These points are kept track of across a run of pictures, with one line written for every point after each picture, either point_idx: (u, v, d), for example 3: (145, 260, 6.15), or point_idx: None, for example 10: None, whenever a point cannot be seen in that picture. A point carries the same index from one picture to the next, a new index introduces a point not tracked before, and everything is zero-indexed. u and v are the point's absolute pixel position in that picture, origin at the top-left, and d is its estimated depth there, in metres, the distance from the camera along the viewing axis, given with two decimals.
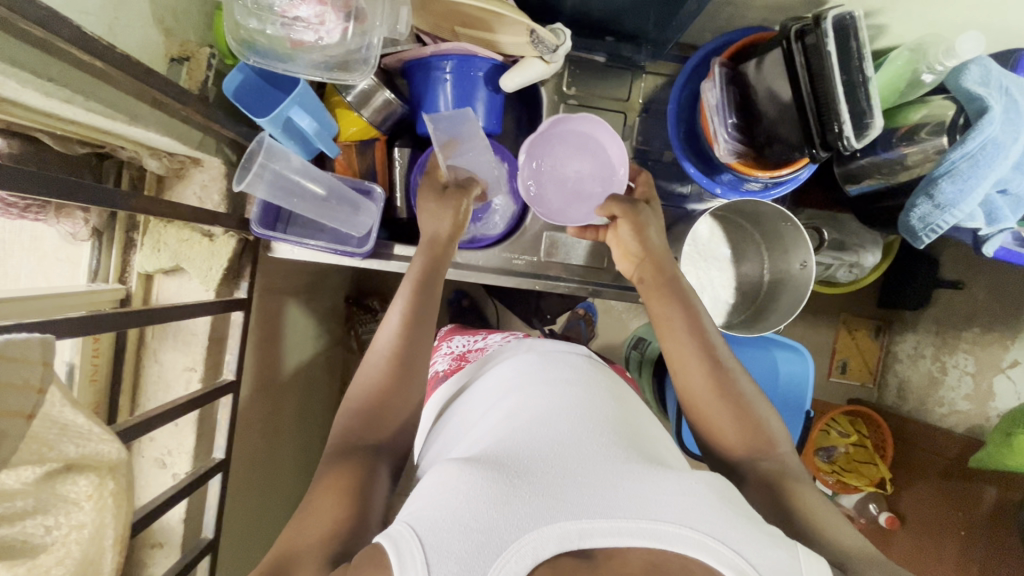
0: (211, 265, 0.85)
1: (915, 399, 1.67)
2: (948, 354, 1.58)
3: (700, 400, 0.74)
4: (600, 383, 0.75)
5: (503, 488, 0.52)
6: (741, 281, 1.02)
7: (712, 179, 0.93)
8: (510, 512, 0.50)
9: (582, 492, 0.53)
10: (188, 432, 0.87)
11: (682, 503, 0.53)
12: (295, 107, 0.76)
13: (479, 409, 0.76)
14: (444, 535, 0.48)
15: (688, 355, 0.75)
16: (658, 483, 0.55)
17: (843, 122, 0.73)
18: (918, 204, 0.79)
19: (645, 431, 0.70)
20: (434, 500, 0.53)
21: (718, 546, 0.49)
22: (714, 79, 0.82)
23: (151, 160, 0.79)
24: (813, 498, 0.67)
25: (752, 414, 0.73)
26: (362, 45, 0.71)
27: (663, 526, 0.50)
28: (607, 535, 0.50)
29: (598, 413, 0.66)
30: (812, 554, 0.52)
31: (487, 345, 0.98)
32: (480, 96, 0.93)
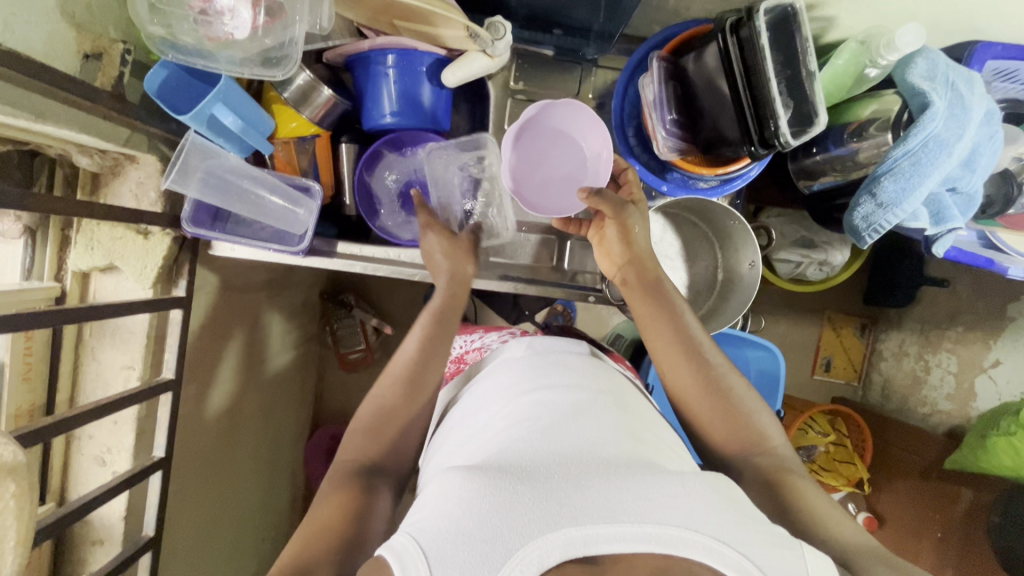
0: (146, 263, 0.85)
1: (898, 399, 1.64)
2: (931, 353, 1.54)
3: (692, 398, 0.74)
4: (601, 385, 0.73)
5: (507, 493, 0.52)
6: (694, 279, 0.99)
7: (659, 176, 0.91)
8: (514, 519, 0.49)
9: (587, 495, 0.52)
10: (127, 430, 0.87)
11: (687, 505, 0.52)
12: (218, 104, 0.75)
13: (479, 409, 0.75)
14: (449, 546, 0.48)
15: (675, 359, 0.76)
16: (662, 483, 0.54)
17: (779, 118, 0.70)
18: (861, 202, 0.77)
19: (647, 431, 0.68)
20: (438, 510, 0.52)
21: (725, 550, 0.49)
22: (652, 73, 0.80)
23: (82, 157, 0.77)
24: (814, 496, 0.66)
25: (741, 408, 0.72)
26: (285, 40, 0.71)
27: (669, 530, 0.49)
28: (612, 540, 0.49)
29: (600, 416, 0.65)
30: (819, 555, 0.52)
31: (484, 345, 0.97)
32: (424, 91, 0.91)
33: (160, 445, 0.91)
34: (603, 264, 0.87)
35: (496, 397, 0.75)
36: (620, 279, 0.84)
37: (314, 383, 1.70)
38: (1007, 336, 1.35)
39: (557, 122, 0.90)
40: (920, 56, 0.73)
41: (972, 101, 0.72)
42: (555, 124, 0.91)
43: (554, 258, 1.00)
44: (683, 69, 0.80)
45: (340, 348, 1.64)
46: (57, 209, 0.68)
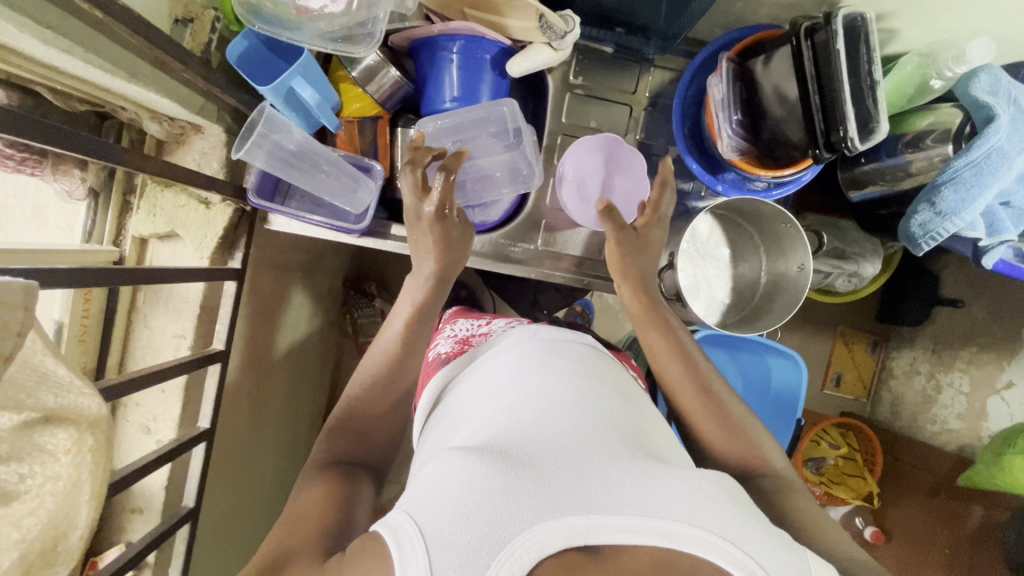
0: (206, 233, 0.84)
1: (908, 416, 1.66)
2: (943, 372, 1.56)
3: (693, 416, 0.75)
4: (607, 376, 0.74)
5: (506, 479, 0.51)
6: (738, 281, 1.01)
7: (714, 176, 0.93)
8: (515, 504, 0.50)
9: (588, 485, 0.53)
10: (174, 400, 0.87)
11: (692, 501, 0.52)
12: (298, 78, 0.75)
13: (479, 392, 0.74)
14: (449, 526, 0.48)
15: (675, 376, 0.77)
16: (665, 479, 0.55)
17: (848, 125, 0.72)
18: (919, 210, 0.79)
19: (650, 425, 0.69)
20: (438, 489, 0.52)
21: (724, 546, 0.49)
22: (720, 73, 0.81)
23: (152, 123, 0.78)
24: (820, 518, 0.65)
25: (742, 429, 0.74)
26: (368, 18, 0.72)
27: (671, 525, 0.50)
28: (614, 532, 0.49)
29: (602, 404, 0.66)
30: (820, 558, 0.51)
31: (491, 330, 0.98)
32: (487, 78, 0.93)
33: (204, 416, 0.90)
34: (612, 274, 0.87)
35: (496, 379, 0.74)
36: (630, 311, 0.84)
37: (332, 371, 1.70)
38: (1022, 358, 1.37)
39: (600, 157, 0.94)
40: (983, 72, 0.75)
41: None
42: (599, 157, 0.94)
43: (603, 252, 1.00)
44: (752, 72, 0.81)
45: (359, 337, 1.64)
46: (133, 164, 0.68)
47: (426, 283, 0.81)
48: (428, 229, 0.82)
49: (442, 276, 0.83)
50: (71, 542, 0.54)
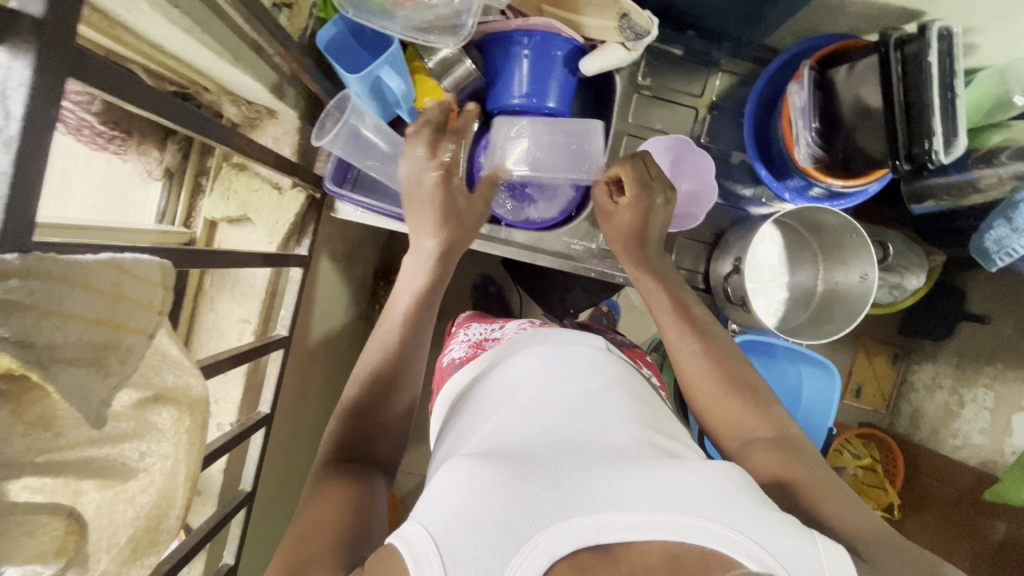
0: (277, 218, 0.84)
1: (928, 429, 1.67)
2: (967, 388, 1.56)
3: (697, 376, 0.72)
4: (617, 377, 0.73)
5: (514, 483, 0.50)
6: (794, 288, 1.02)
7: (780, 183, 0.93)
8: (525, 509, 0.49)
9: (597, 485, 0.52)
10: (237, 383, 0.87)
11: (700, 492, 0.52)
12: (385, 68, 0.75)
13: (491, 399, 0.73)
14: (459, 533, 0.47)
15: (683, 334, 0.75)
16: (673, 472, 0.54)
17: (934, 138, 0.71)
18: (996, 225, 0.79)
19: (662, 424, 0.68)
20: (447, 499, 0.51)
21: (735, 536, 0.48)
22: (802, 82, 0.82)
23: (231, 106, 0.79)
24: (829, 488, 0.60)
25: (751, 394, 0.70)
26: (462, 10, 0.72)
27: (681, 518, 0.49)
28: (624, 529, 0.49)
29: (611, 411, 0.65)
30: (831, 541, 0.50)
31: (504, 334, 0.94)
32: (557, 75, 0.93)
33: (265, 401, 0.89)
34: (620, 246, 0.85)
35: (508, 386, 0.74)
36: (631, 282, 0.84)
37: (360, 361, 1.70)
38: None
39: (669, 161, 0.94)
40: None
41: None
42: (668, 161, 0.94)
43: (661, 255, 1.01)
44: (834, 82, 0.81)
45: None
46: (239, 148, 0.64)
47: (428, 258, 0.72)
48: (433, 196, 0.73)
49: (447, 245, 0.74)
50: (171, 523, 0.51)
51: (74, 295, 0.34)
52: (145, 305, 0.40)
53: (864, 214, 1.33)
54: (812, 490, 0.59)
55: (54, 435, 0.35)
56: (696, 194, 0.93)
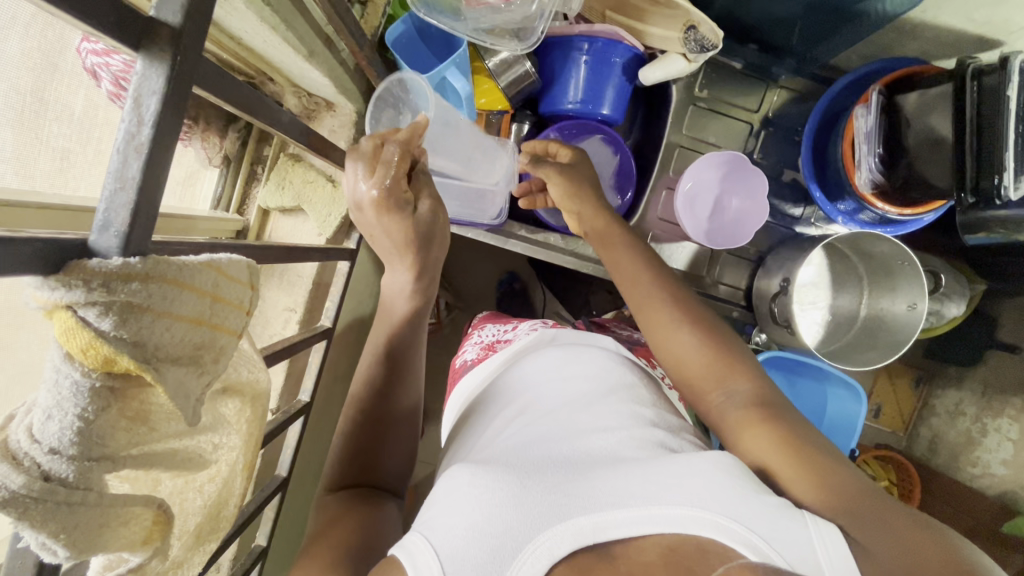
0: (330, 212, 0.85)
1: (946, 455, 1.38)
2: (991, 416, 1.27)
3: (661, 329, 0.69)
4: (617, 377, 0.71)
5: (512, 486, 0.50)
6: (836, 312, 1.01)
7: (832, 205, 0.93)
8: (523, 513, 0.48)
9: (593, 486, 0.51)
10: (279, 371, 0.89)
11: (694, 483, 0.50)
12: (453, 69, 0.75)
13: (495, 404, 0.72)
14: (460, 540, 0.46)
15: (644, 288, 0.73)
16: (667, 466, 0.53)
17: (1005, 172, 0.68)
18: None
19: (665, 420, 0.66)
20: (447, 505, 0.50)
21: (729, 524, 0.46)
22: (869, 107, 0.81)
23: (292, 97, 0.80)
24: (790, 434, 0.56)
25: (718, 342, 0.66)
26: (534, 16, 0.71)
27: (676, 510, 0.48)
28: (621, 526, 0.48)
29: (613, 412, 0.64)
30: (823, 520, 0.47)
31: (517, 335, 0.86)
32: (613, 82, 0.93)
33: (304, 390, 0.90)
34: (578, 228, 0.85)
35: (510, 390, 0.73)
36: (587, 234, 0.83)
37: None
38: None
39: (716, 176, 0.94)
40: None
41: None
42: (715, 176, 0.94)
43: (705, 269, 1.00)
44: (905, 110, 0.80)
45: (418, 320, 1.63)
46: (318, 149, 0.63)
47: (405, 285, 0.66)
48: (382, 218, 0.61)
49: (424, 274, 0.67)
50: (232, 510, 0.53)
51: (182, 297, 0.34)
52: (236, 305, 0.41)
53: (912, 240, 1.30)
54: (777, 449, 0.55)
55: (151, 429, 0.36)
56: (750, 212, 0.94)
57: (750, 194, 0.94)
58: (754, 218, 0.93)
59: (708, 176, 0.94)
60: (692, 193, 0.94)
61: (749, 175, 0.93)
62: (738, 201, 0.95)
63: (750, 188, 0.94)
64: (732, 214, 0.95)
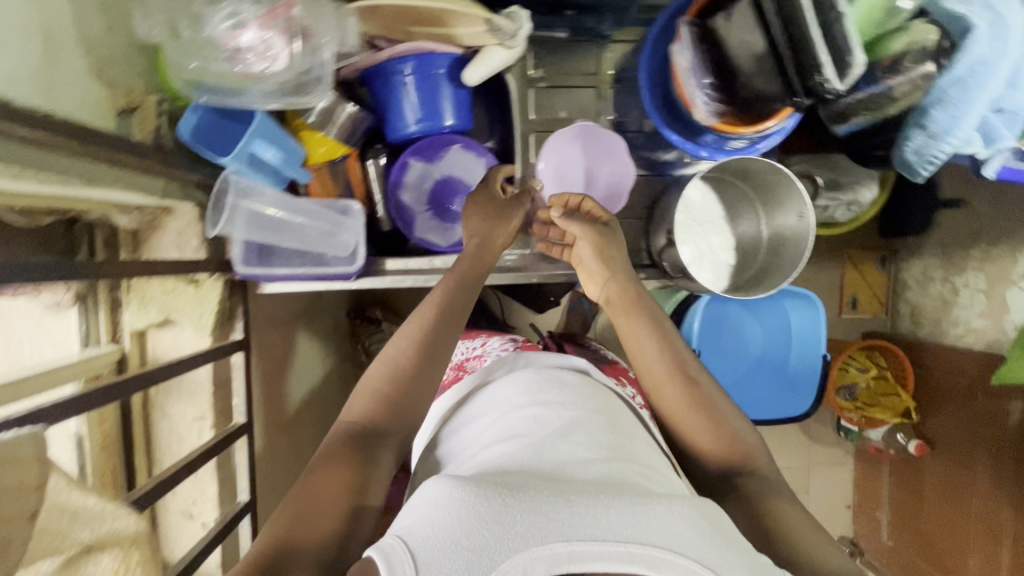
0: (202, 312, 0.83)
1: (930, 323, 1.59)
2: (957, 274, 1.49)
3: (677, 407, 0.70)
4: (602, 410, 0.68)
5: (491, 501, 0.45)
6: (740, 241, 0.99)
7: (695, 142, 0.89)
8: (496, 530, 0.43)
9: (574, 510, 0.44)
10: (209, 481, 0.87)
11: (674, 523, 0.44)
12: (257, 140, 0.72)
13: (481, 432, 0.69)
14: (432, 557, 0.42)
15: (650, 352, 0.74)
16: (651, 499, 0.46)
17: (823, 69, 0.68)
18: (913, 136, 0.76)
19: (642, 458, 0.62)
20: (424, 513, 0.46)
21: (708, 575, 0.41)
22: (684, 41, 0.79)
23: (122, 216, 0.78)
24: (793, 517, 0.60)
25: (723, 419, 0.69)
26: (315, 64, 0.70)
27: (651, 550, 0.41)
28: (597, 559, 0.41)
29: (598, 448, 0.60)
30: None
31: (487, 354, 0.92)
32: (445, 93, 0.91)
33: (242, 490, 0.89)
34: (589, 288, 0.85)
35: (492, 419, 0.69)
36: (606, 302, 0.82)
37: None
38: None
39: (576, 151, 0.93)
40: None
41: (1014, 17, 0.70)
42: (574, 151, 0.93)
43: None
44: (717, 32, 0.78)
45: None
46: (85, 272, 0.61)
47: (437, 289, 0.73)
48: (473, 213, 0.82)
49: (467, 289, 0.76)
50: None
51: None
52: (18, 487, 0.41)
53: (812, 139, 1.29)
54: (788, 525, 0.58)
55: None
56: (619, 175, 0.93)
57: (614, 156, 0.92)
58: (624, 177, 0.92)
59: (568, 152, 0.93)
60: (560, 175, 0.94)
61: (602, 136, 0.92)
62: (607, 164, 0.93)
63: (610, 152, 0.92)
64: (605, 179, 0.94)
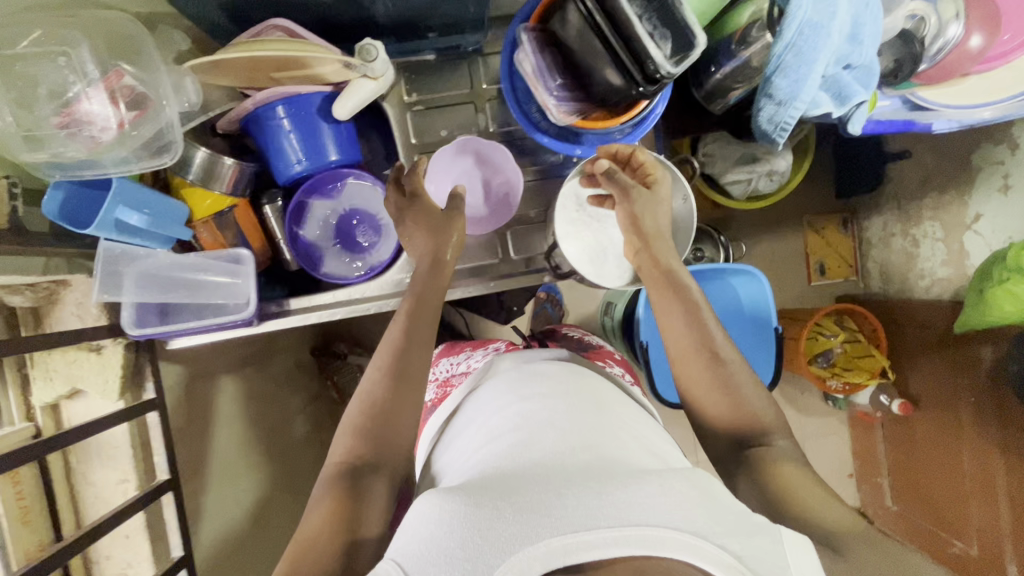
0: (107, 378, 0.85)
1: (897, 280, 1.58)
2: (915, 226, 1.50)
3: (699, 378, 0.74)
4: (584, 394, 0.73)
5: (487, 510, 0.50)
6: (640, 229, 0.99)
7: (573, 142, 0.91)
8: (491, 539, 0.48)
9: (565, 504, 0.51)
10: (140, 542, 0.88)
11: (662, 504, 0.51)
12: (119, 206, 0.73)
13: (481, 415, 0.74)
14: (436, 570, 0.47)
15: (681, 330, 0.76)
16: (640, 486, 0.53)
17: (654, 57, 0.70)
18: (762, 106, 0.78)
19: (622, 428, 0.68)
20: (418, 532, 0.51)
21: (702, 544, 0.48)
22: (524, 46, 0.80)
23: (14, 296, 0.78)
24: (799, 484, 0.68)
25: (741, 395, 0.73)
26: (161, 126, 0.73)
27: (649, 532, 0.48)
28: (591, 549, 0.47)
29: (585, 427, 0.65)
30: (793, 531, 0.53)
31: (470, 368, 0.94)
32: (324, 130, 0.93)
33: (176, 544, 0.91)
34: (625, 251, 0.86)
35: (484, 410, 0.74)
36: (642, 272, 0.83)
37: None
38: (980, 187, 1.34)
39: (464, 164, 0.94)
40: None
41: None
42: (461, 164, 0.94)
43: (499, 252, 0.99)
44: (554, 33, 0.79)
45: None
46: None
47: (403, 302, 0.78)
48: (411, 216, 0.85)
49: (423, 305, 0.79)
50: None
51: None
52: None
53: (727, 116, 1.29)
54: (790, 485, 0.67)
55: None
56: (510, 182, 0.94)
57: (501, 164, 0.93)
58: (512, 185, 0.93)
59: (456, 167, 0.94)
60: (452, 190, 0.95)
61: (485, 147, 0.92)
62: (495, 174, 0.94)
63: (496, 163, 0.93)
64: (497, 189, 0.95)
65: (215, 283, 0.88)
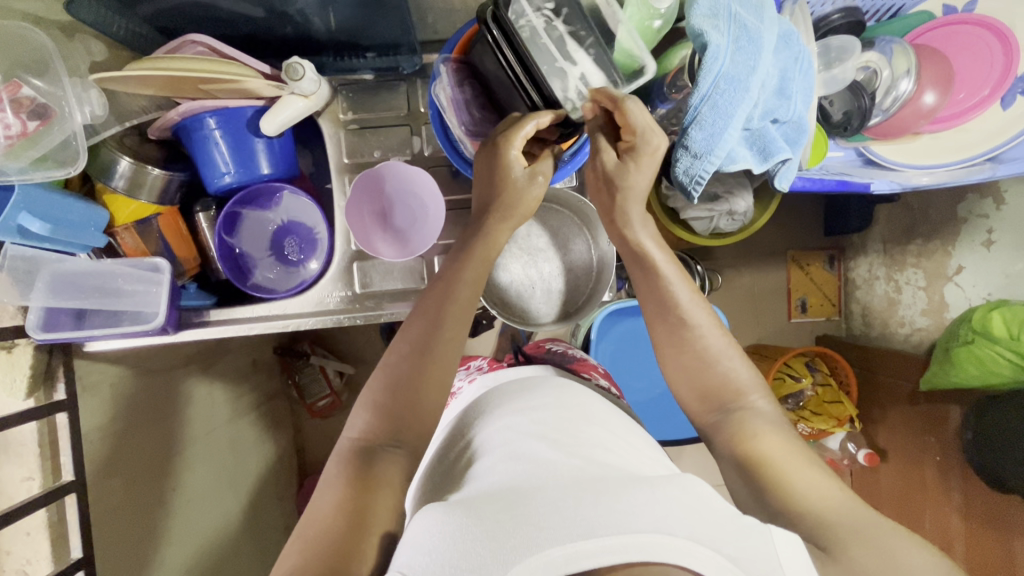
0: (15, 376, 0.86)
1: (880, 325, 1.50)
2: (899, 271, 1.43)
3: (680, 365, 0.72)
4: (579, 407, 0.71)
5: (486, 522, 0.48)
6: (571, 265, 0.97)
7: None
8: (494, 548, 0.45)
9: (565, 512, 0.48)
10: (41, 540, 0.87)
11: (656, 510, 0.48)
12: (23, 212, 0.74)
13: (476, 430, 0.72)
14: None
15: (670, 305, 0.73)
16: (634, 493, 0.50)
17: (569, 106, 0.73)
18: (679, 157, 0.75)
19: (618, 444, 0.65)
20: (422, 545, 0.49)
21: (698, 548, 0.45)
22: (441, 78, 0.79)
23: None
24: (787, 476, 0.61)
25: (719, 375, 0.70)
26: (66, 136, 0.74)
27: (642, 536, 0.45)
28: (592, 556, 0.44)
29: (585, 441, 0.63)
30: (787, 536, 0.49)
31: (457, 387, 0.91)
32: (257, 143, 0.92)
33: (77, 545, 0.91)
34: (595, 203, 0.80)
35: (482, 422, 0.73)
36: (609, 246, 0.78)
37: None
38: (964, 240, 1.26)
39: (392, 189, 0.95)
40: None
41: (760, 30, 0.67)
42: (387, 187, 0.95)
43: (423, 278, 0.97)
44: (472, 65, 0.78)
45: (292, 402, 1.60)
46: None
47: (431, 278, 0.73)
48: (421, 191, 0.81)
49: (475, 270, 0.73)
50: None
51: None
52: None
53: None
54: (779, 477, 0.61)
55: None
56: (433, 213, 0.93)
57: (427, 191, 0.93)
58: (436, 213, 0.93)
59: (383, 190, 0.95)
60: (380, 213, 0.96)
61: (413, 174, 0.93)
62: (422, 202, 0.95)
63: (423, 190, 0.93)
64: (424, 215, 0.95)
65: (131, 290, 0.88)
